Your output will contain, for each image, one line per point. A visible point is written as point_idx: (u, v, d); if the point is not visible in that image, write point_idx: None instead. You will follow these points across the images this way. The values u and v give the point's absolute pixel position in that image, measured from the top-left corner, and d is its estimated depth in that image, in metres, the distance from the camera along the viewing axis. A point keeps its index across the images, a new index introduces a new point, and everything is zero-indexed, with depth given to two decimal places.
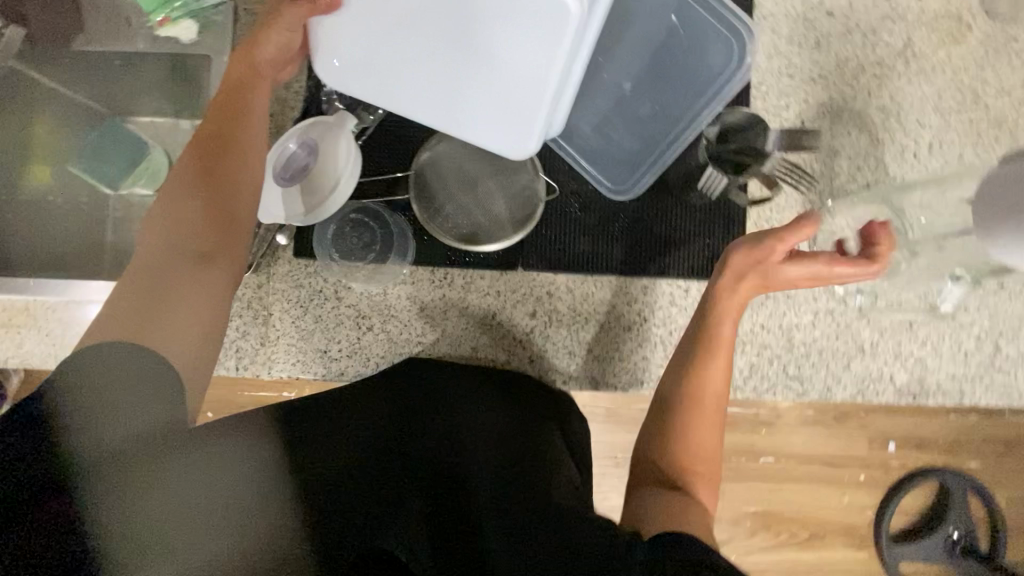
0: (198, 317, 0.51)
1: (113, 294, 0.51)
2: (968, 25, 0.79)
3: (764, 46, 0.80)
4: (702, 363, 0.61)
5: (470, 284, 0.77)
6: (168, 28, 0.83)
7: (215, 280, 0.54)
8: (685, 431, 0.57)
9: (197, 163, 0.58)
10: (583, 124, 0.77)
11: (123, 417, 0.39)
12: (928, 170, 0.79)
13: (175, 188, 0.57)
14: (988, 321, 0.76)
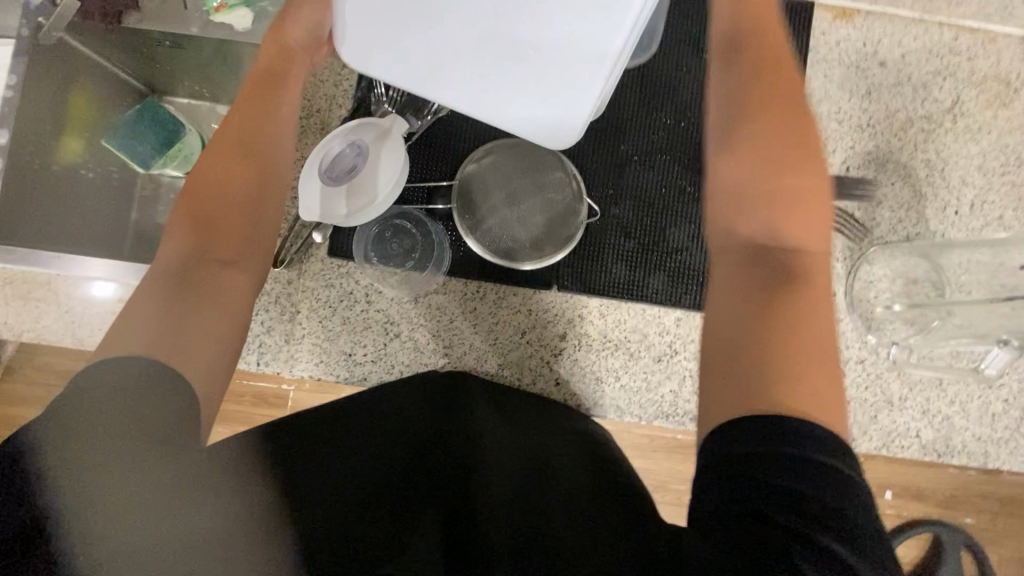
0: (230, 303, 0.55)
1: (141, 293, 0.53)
2: (1016, 89, 0.80)
3: (815, 89, 0.79)
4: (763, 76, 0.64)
5: (502, 299, 0.76)
6: (224, 11, 0.79)
7: (239, 282, 0.58)
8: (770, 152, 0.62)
9: (227, 164, 0.63)
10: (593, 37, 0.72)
11: (105, 437, 0.39)
12: (969, 229, 0.78)
13: (204, 193, 0.61)
14: (1017, 385, 0.76)
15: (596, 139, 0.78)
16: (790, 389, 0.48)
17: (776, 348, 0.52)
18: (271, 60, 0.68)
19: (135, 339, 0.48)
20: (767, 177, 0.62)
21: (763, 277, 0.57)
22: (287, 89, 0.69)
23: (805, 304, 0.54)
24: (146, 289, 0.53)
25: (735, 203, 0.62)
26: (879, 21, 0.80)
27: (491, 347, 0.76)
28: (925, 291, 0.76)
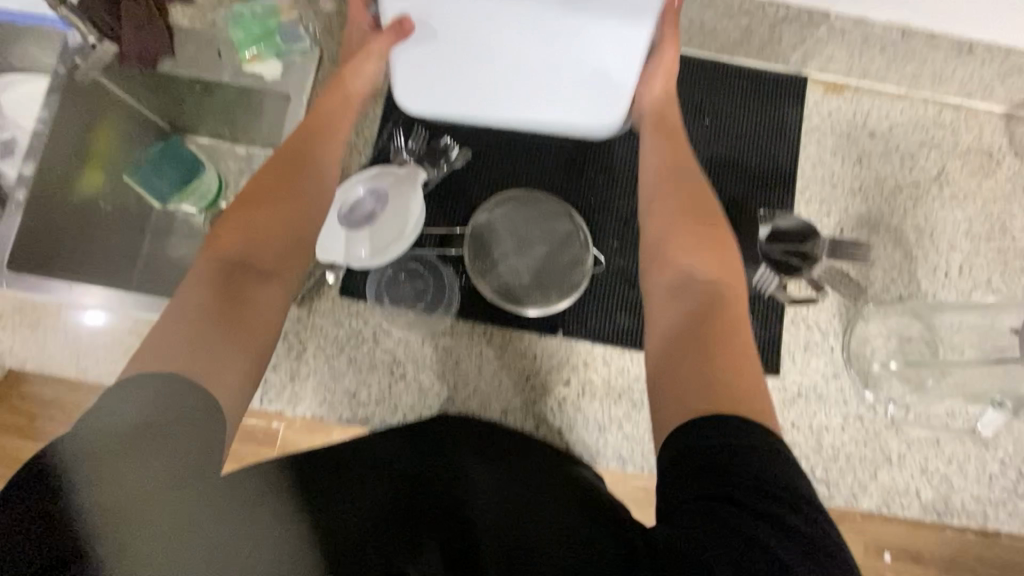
0: (262, 319, 0.55)
1: (172, 307, 0.53)
2: (998, 161, 0.85)
3: (810, 155, 0.84)
4: (671, 139, 0.73)
5: (508, 344, 0.78)
6: (255, 65, 0.84)
7: (274, 294, 0.58)
8: (687, 190, 0.68)
9: (267, 182, 0.64)
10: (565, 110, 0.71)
11: (137, 462, 0.39)
12: (960, 291, 0.82)
13: (244, 209, 0.62)
14: (1013, 446, 0.77)
15: (604, 193, 0.81)
16: (731, 389, 0.50)
17: (715, 371, 0.52)
18: (331, 105, 0.73)
19: (172, 342, 0.49)
20: (686, 214, 0.66)
21: (699, 304, 0.58)
22: (338, 128, 0.72)
23: (731, 331, 0.56)
24: (178, 305, 0.53)
25: (667, 238, 0.65)
26: (869, 95, 0.86)
27: (495, 392, 0.76)
28: (920, 349, 0.79)
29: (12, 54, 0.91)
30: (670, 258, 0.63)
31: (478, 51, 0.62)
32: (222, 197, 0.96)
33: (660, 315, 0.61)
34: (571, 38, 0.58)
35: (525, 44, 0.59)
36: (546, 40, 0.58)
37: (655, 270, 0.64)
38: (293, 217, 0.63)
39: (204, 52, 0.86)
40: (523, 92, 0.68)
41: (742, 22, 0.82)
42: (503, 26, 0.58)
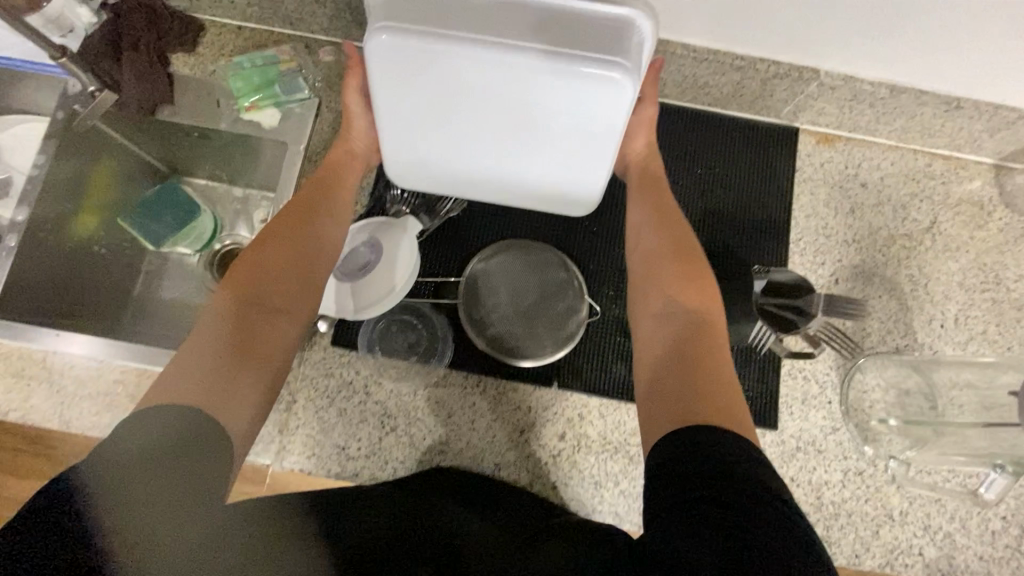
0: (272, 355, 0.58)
1: (187, 346, 0.54)
2: (989, 213, 0.86)
3: (804, 206, 0.85)
4: (651, 186, 0.75)
5: (502, 395, 0.76)
6: (253, 113, 0.85)
7: (284, 331, 0.60)
8: (671, 230, 0.71)
9: (283, 222, 0.67)
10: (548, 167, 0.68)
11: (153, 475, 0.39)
12: (955, 342, 0.81)
13: (260, 247, 0.64)
14: (1015, 502, 0.76)
15: (599, 243, 0.82)
16: (714, 410, 0.54)
17: (696, 401, 0.55)
18: (340, 152, 0.76)
19: (188, 379, 0.51)
20: (668, 256, 0.68)
21: (677, 340, 0.62)
22: (348, 175, 0.75)
23: (708, 353, 0.60)
24: (195, 338, 0.55)
25: (649, 281, 0.68)
26: (859, 148, 0.87)
27: (489, 445, 0.75)
28: (918, 404, 0.75)
29: (12, 99, 0.91)
30: (655, 292, 0.67)
31: (460, 113, 0.61)
32: (217, 238, 0.96)
33: (646, 345, 0.64)
34: (550, 98, 0.57)
35: (506, 107, 0.59)
36: (525, 103, 0.58)
37: (637, 301, 0.68)
38: (304, 256, 0.65)
39: (203, 102, 0.87)
40: (507, 154, 0.67)
41: (732, 77, 0.79)
42: (482, 90, 0.57)
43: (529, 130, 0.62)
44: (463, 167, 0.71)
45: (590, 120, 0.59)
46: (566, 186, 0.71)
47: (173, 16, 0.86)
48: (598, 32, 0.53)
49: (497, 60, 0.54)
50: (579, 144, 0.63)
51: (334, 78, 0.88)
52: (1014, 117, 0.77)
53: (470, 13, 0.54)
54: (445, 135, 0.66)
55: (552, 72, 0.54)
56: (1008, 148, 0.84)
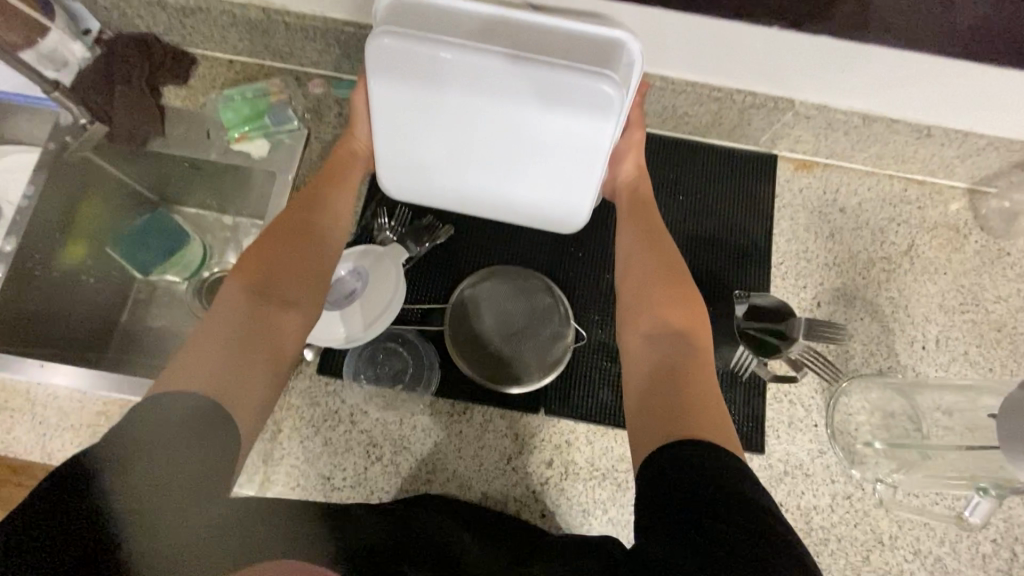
0: (278, 349, 0.60)
1: (199, 333, 0.57)
2: (965, 235, 0.88)
3: (784, 230, 0.87)
4: (642, 206, 0.77)
5: (489, 422, 0.76)
6: (241, 146, 0.87)
7: (291, 323, 0.62)
8: (659, 248, 0.72)
9: (291, 219, 0.69)
10: (535, 184, 0.70)
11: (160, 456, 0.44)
12: (937, 363, 0.82)
13: (268, 241, 0.66)
14: (1003, 524, 0.76)
15: (584, 269, 0.83)
16: (699, 423, 0.55)
17: (683, 412, 0.56)
18: (339, 156, 0.77)
19: (199, 366, 0.54)
20: (656, 274, 0.69)
21: (666, 358, 0.62)
22: (351, 177, 0.77)
23: (691, 370, 0.61)
24: (208, 326, 0.58)
25: (636, 299, 0.69)
26: (837, 174, 0.89)
27: (476, 475, 0.74)
28: (903, 426, 0.75)
29: (3, 131, 0.92)
30: (641, 307, 0.68)
31: (454, 125, 0.64)
32: (206, 266, 0.97)
33: (634, 361, 0.65)
34: (542, 110, 0.60)
35: (498, 119, 0.62)
36: (516, 114, 0.61)
37: (624, 316, 0.69)
38: (310, 255, 0.67)
39: (194, 133, 0.88)
40: (499, 169, 0.69)
41: (711, 108, 0.81)
42: (476, 100, 0.61)
43: (520, 143, 0.65)
44: (457, 185, 0.73)
45: (578, 134, 0.62)
46: (555, 207, 0.72)
47: (168, 50, 0.88)
48: (588, 48, 0.58)
49: (492, 70, 0.57)
50: (568, 159, 0.65)
51: (323, 110, 0.90)
52: (982, 143, 0.80)
53: (468, 27, 0.58)
54: (439, 149, 0.68)
55: (544, 81, 0.57)
56: (980, 173, 0.87)
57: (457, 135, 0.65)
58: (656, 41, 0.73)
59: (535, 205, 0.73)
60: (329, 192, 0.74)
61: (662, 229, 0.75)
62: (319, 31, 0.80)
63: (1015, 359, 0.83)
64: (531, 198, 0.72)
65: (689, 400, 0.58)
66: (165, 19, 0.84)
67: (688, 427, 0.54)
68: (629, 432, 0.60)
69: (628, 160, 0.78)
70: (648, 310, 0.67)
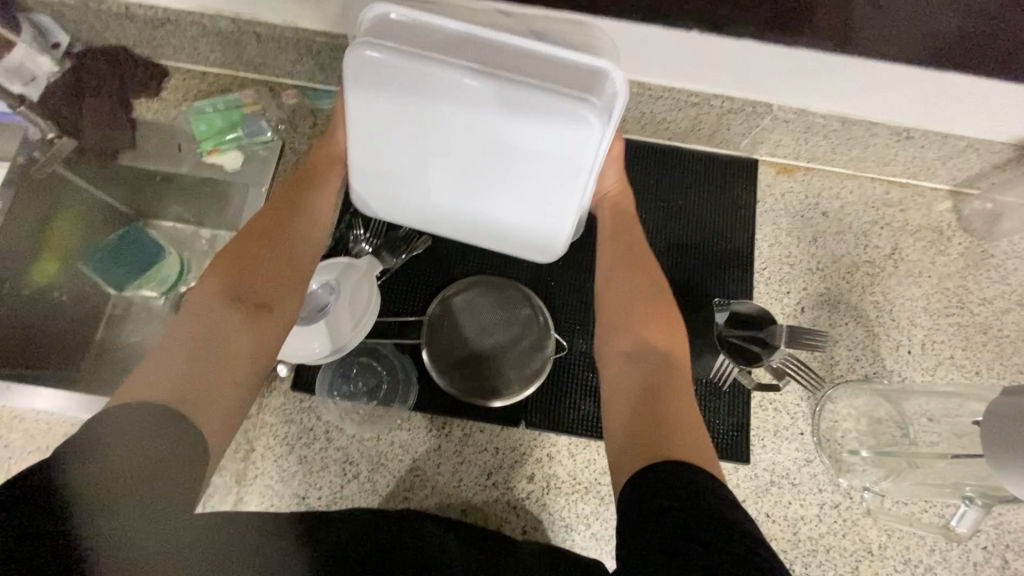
0: (244, 360, 0.57)
1: (164, 342, 0.55)
2: (948, 238, 0.87)
3: (766, 236, 0.86)
4: (626, 221, 0.75)
5: (468, 436, 0.75)
6: (215, 158, 0.85)
7: (261, 335, 0.59)
8: (641, 265, 0.71)
9: (267, 223, 0.67)
10: (515, 203, 0.68)
11: (131, 456, 0.41)
12: (924, 367, 0.81)
13: (242, 246, 0.64)
14: (994, 531, 0.75)
15: (563, 278, 0.81)
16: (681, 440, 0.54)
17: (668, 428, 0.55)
18: (320, 158, 0.74)
19: (161, 377, 0.51)
20: (640, 292, 0.68)
21: (649, 376, 0.61)
22: (331, 180, 0.74)
23: (676, 395, 0.60)
24: (174, 334, 0.55)
25: (618, 315, 0.67)
26: (819, 178, 0.89)
27: (456, 490, 0.73)
28: (891, 432, 0.74)
29: None
30: (624, 327, 0.66)
31: (433, 138, 0.63)
32: (184, 280, 0.95)
33: (614, 381, 0.64)
34: (524, 128, 0.59)
35: (480, 135, 0.61)
36: (494, 133, 0.60)
37: (606, 337, 0.68)
38: (285, 265, 0.65)
39: (165, 146, 0.87)
40: (477, 189, 0.67)
41: (689, 113, 0.80)
42: (455, 114, 0.59)
43: (498, 162, 0.64)
44: (433, 203, 0.71)
45: (555, 156, 0.61)
46: (535, 232, 0.71)
47: (140, 62, 0.87)
48: (573, 75, 0.56)
49: (472, 87, 0.56)
50: (550, 180, 0.64)
51: (298, 120, 0.88)
52: (963, 145, 0.80)
53: (455, 42, 0.57)
54: (416, 164, 0.67)
55: (523, 102, 0.56)
56: (962, 175, 0.86)
57: (439, 148, 0.64)
58: (630, 48, 0.72)
59: (515, 227, 0.71)
60: (309, 193, 0.71)
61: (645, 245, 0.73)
62: (291, 42, 0.79)
63: (1001, 362, 0.82)
64: (512, 220, 0.70)
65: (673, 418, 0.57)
66: (134, 31, 0.82)
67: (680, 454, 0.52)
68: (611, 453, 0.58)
69: (610, 172, 0.76)
70: (631, 327, 0.66)
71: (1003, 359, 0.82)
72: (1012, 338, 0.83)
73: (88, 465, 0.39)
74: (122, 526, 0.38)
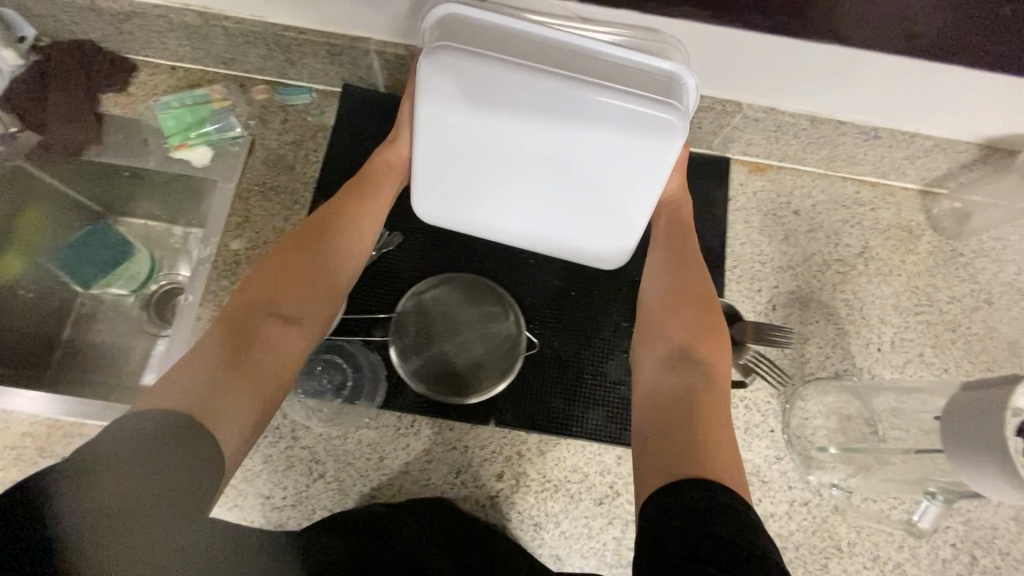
0: (269, 365, 0.59)
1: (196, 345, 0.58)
2: (918, 237, 0.88)
3: (738, 234, 0.86)
4: (683, 226, 0.75)
5: (438, 434, 0.74)
6: (184, 151, 0.84)
7: (288, 341, 0.61)
8: (690, 270, 0.71)
9: (308, 230, 0.68)
10: (576, 208, 0.68)
11: (133, 467, 0.42)
12: (894, 365, 0.82)
13: (281, 254, 0.66)
14: (962, 527, 0.75)
15: (535, 274, 0.81)
16: (708, 452, 0.56)
17: (692, 437, 0.58)
18: (378, 165, 0.75)
19: (188, 379, 0.54)
20: (683, 297, 0.69)
21: (684, 383, 0.63)
22: (383, 189, 0.74)
23: (707, 404, 0.61)
24: (206, 339, 0.59)
25: (661, 320, 0.69)
26: (790, 176, 0.89)
27: (423, 488, 0.72)
28: (860, 429, 0.75)
29: None
30: (665, 334, 0.67)
31: (494, 150, 0.63)
32: (154, 277, 0.95)
33: (646, 384, 0.65)
34: (594, 135, 0.59)
35: (548, 142, 0.61)
36: (563, 141, 0.60)
37: (641, 339, 0.69)
38: (318, 272, 0.66)
39: (133, 141, 0.86)
40: (538, 194, 0.68)
41: None
42: (523, 125, 0.59)
43: (564, 168, 0.64)
44: (490, 210, 0.72)
45: (626, 161, 0.61)
46: (597, 237, 0.72)
47: (105, 55, 0.85)
48: (648, 81, 0.57)
49: (548, 95, 0.56)
50: (614, 185, 0.64)
51: (267, 116, 0.87)
52: (929, 144, 0.80)
53: (530, 51, 0.56)
54: (476, 171, 0.67)
55: (598, 110, 0.56)
56: (931, 174, 0.87)
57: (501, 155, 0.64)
58: None
59: (572, 229, 0.72)
60: (359, 200, 0.72)
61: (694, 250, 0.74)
62: (259, 37, 0.78)
63: (968, 359, 0.83)
64: (570, 223, 0.71)
65: (710, 432, 0.59)
66: (101, 25, 0.81)
67: (691, 467, 0.55)
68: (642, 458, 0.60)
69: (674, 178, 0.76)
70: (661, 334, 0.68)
71: (971, 356, 0.83)
72: (980, 337, 0.84)
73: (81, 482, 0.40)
74: (117, 542, 0.39)
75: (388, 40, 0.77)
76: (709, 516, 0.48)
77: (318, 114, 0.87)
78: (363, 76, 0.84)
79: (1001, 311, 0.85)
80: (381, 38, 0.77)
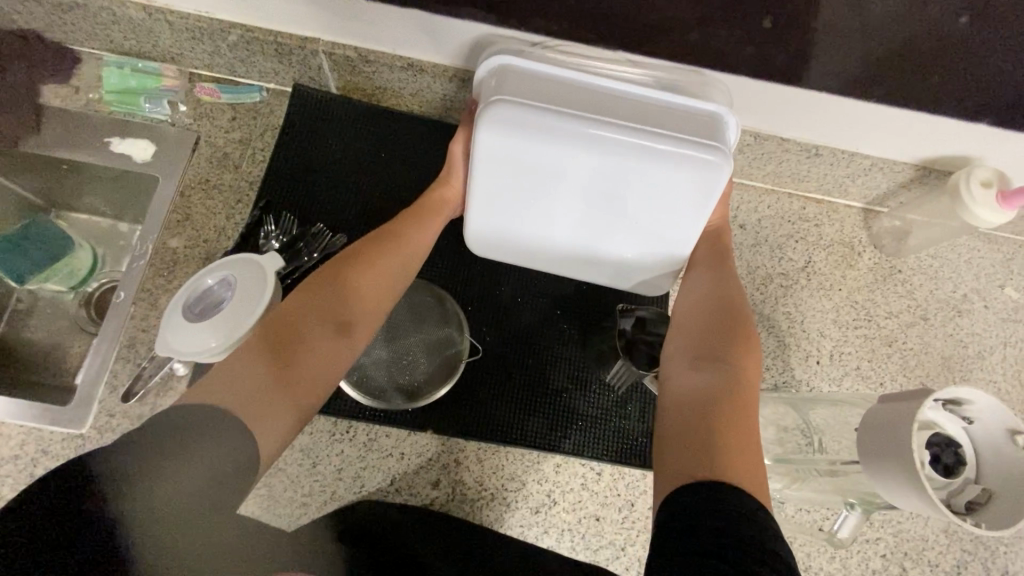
0: (310, 383, 0.57)
1: (238, 354, 0.55)
2: (859, 253, 0.90)
3: None
4: (725, 248, 0.75)
5: (374, 441, 0.73)
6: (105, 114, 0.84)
7: (331, 359, 0.59)
8: (729, 288, 0.71)
9: (358, 247, 0.67)
10: (621, 232, 0.69)
11: (181, 454, 0.43)
12: (832, 378, 0.83)
13: (329, 269, 0.64)
14: (893, 538, 0.76)
15: (479, 280, 0.81)
16: (730, 458, 0.54)
17: (728, 445, 0.55)
18: (432, 199, 0.75)
19: (227, 389, 0.51)
20: (721, 313, 0.68)
21: (714, 386, 0.61)
22: (435, 218, 0.74)
23: (735, 404, 0.59)
24: (245, 351, 0.56)
25: (697, 331, 0.67)
26: (737, 191, 0.91)
27: (356, 496, 0.70)
28: (796, 440, 0.74)
29: None
30: (700, 340, 0.66)
31: (545, 184, 0.64)
32: (96, 275, 0.91)
33: (672, 388, 0.63)
34: (646, 173, 0.60)
35: (602, 176, 0.61)
36: (617, 176, 0.61)
37: (669, 343, 0.68)
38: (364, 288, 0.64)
39: (74, 134, 0.83)
40: (585, 219, 0.68)
41: None
42: (578, 165, 0.61)
43: (611, 199, 0.64)
44: (534, 237, 0.73)
45: (676, 197, 0.63)
46: (642, 263, 0.73)
47: (51, 47, 0.83)
48: (694, 123, 0.59)
49: (602, 136, 0.57)
50: (661, 214, 0.65)
51: (215, 113, 0.86)
52: (868, 164, 0.83)
53: (584, 97, 0.59)
54: (524, 195, 0.66)
55: (652, 152, 0.58)
56: (872, 193, 0.90)
57: (552, 183, 0.64)
58: None
59: (614, 254, 0.72)
60: (411, 222, 0.72)
61: (729, 270, 0.73)
62: (205, 33, 0.77)
63: (904, 374, 0.85)
64: (612, 248, 0.72)
65: (744, 444, 0.56)
66: (43, 16, 0.79)
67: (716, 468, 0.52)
68: (668, 457, 0.57)
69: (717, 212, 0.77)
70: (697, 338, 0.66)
71: (906, 370, 0.85)
72: (914, 351, 0.86)
73: (122, 474, 0.40)
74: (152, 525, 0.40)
75: (337, 41, 0.77)
76: (738, 511, 0.47)
77: (268, 114, 0.86)
78: (314, 77, 0.84)
79: (936, 327, 0.87)
80: (329, 39, 0.77)
